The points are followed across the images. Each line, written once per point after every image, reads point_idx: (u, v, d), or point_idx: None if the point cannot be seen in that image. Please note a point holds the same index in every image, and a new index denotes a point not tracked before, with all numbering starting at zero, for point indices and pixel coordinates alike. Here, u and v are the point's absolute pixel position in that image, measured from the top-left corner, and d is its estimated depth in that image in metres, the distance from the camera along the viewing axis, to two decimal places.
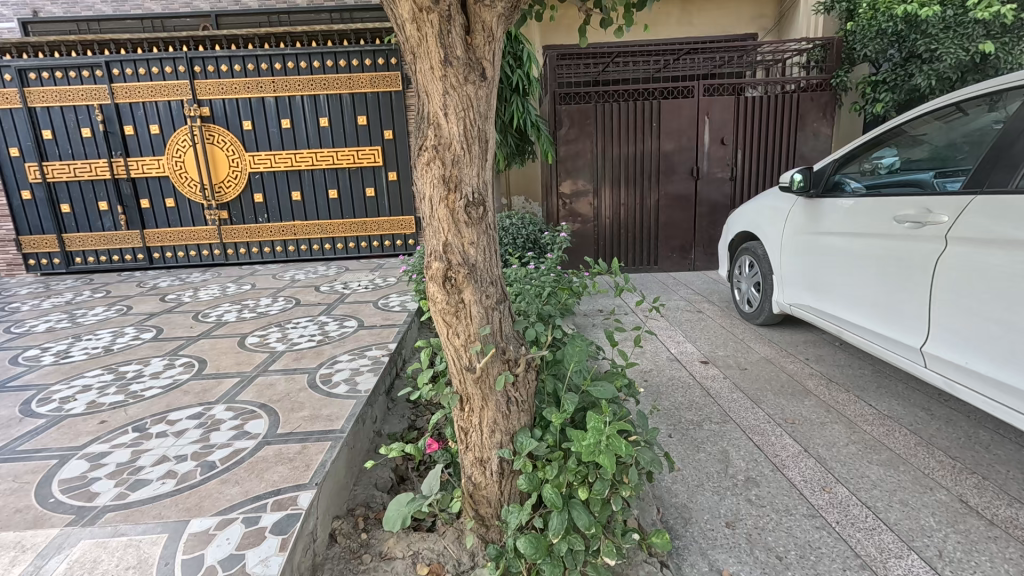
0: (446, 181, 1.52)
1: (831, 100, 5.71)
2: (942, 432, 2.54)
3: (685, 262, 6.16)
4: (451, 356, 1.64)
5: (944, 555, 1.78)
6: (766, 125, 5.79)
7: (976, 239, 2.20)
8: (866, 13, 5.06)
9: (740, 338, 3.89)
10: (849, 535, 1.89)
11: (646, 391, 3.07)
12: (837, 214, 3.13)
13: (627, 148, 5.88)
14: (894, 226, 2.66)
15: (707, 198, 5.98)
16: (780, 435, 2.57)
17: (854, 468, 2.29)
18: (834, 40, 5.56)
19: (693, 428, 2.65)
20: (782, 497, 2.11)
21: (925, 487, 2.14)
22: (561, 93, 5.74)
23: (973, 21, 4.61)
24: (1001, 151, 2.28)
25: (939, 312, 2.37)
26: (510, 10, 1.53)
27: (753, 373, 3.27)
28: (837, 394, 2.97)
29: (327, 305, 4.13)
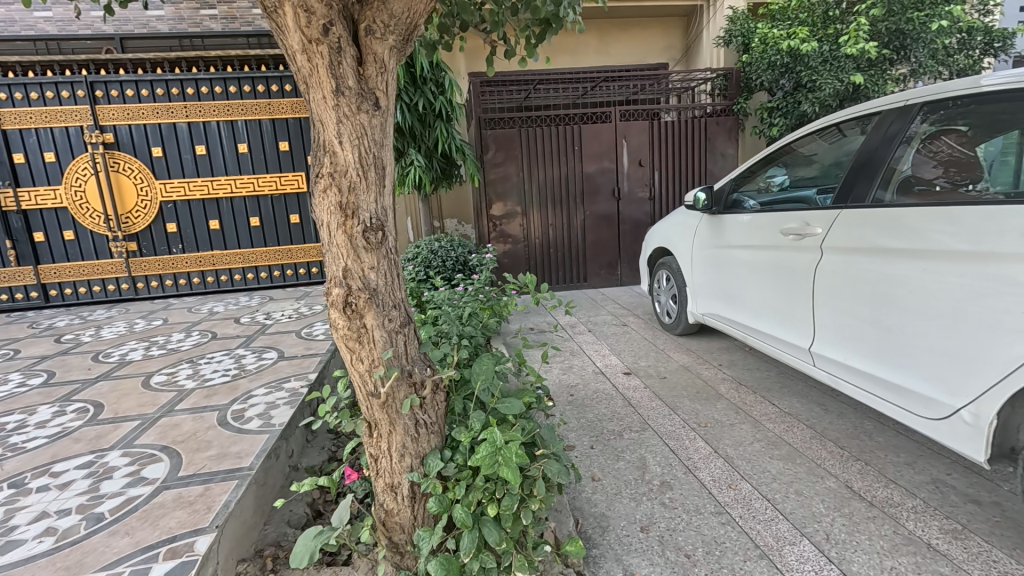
0: (343, 207, 1.54)
1: (735, 125, 6.21)
2: (833, 425, 2.78)
3: (613, 278, 6.42)
4: (357, 383, 1.64)
5: (831, 539, 1.94)
6: (678, 147, 6.21)
7: (846, 248, 2.46)
8: (758, 47, 5.57)
9: (661, 348, 4.08)
10: (750, 527, 2.02)
11: (571, 405, 3.15)
12: (735, 229, 3.39)
13: (552, 170, 6.09)
14: (781, 238, 2.92)
15: (630, 217, 6.29)
16: (693, 438, 2.72)
17: (757, 464, 2.45)
18: (734, 71, 6.08)
19: (613, 438, 2.75)
20: (692, 498, 2.22)
21: (817, 477, 2.32)
22: (486, 118, 5.90)
23: (844, 56, 5.18)
24: (861, 167, 2.58)
25: (822, 315, 2.61)
26: (401, 43, 1.60)
27: (671, 382, 3.44)
28: (745, 396, 3.18)
29: (247, 337, 3.95)
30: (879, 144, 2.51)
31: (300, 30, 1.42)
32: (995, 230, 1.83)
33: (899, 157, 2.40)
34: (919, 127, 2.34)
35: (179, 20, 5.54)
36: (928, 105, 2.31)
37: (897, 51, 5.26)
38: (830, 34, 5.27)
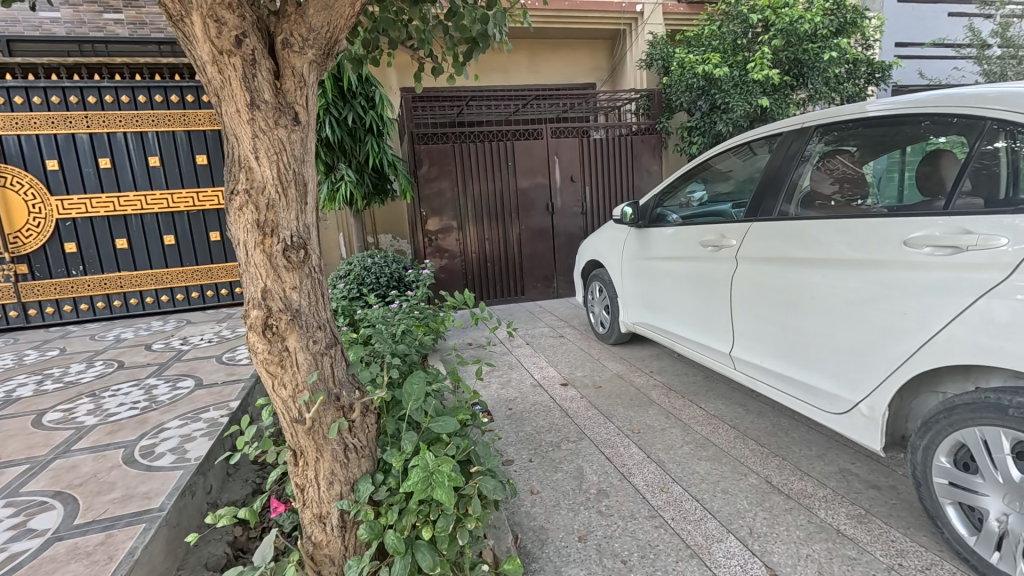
0: (261, 226, 1.47)
1: (658, 142, 6.56)
2: (754, 424, 2.96)
3: (550, 290, 6.53)
4: (280, 410, 1.56)
5: (754, 533, 2.05)
6: (607, 164, 6.46)
7: (757, 258, 2.65)
8: (677, 70, 5.95)
9: (596, 358, 4.19)
10: (681, 528, 2.11)
11: (510, 420, 3.15)
12: (660, 241, 3.56)
13: (487, 186, 6.14)
14: (701, 249, 3.10)
15: (564, 230, 6.44)
16: (627, 445, 2.80)
17: (687, 466, 2.56)
18: (656, 92, 6.45)
19: (552, 450, 2.77)
20: (628, 504, 2.28)
21: (741, 475, 2.46)
22: (418, 134, 5.87)
23: (751, 82, 5.62)
24: (768, 183, 2.78)
25: (739, 321, 2.79)
26: (322, 57, 1.56)
27: (606, 391, 3.53)
28: (675, 400, 3.33)
29: (160, 365, 3.64)
30: (782, 162, 2.73)
31: (210, 40, 1.36)
32: (881, 240, 2.05)
33: (800, 174, 2.61)
34: (815, 148, 2.57)
35: (77, 23, 5.08)
36: (822, 127, 2.55)
37: (796, 78, 5.79)
38: (739, 61, 5.72)
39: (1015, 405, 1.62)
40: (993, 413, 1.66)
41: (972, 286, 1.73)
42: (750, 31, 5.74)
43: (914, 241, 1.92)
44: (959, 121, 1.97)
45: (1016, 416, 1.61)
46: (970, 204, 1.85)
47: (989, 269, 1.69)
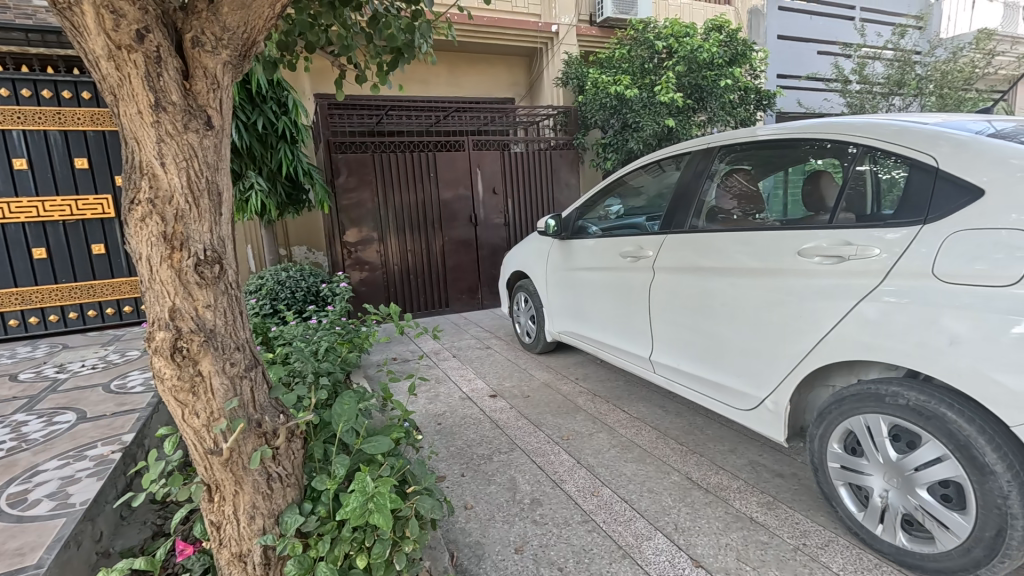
0: (168, 238, 1.33)
1: (575, 157, 6.82)
2: (674, 424, 3.14)
3: (475, 302, 6.52)
4: (191, 441, 1.43)
5: (679, 528, 2.17)
6: (528, 177, 6.61)
7: (672, 268, 2.84)
8: (591, 90, 6.26)
9: (523, 368, 4.24)
10: (613, 530, 2.17)
11: (440, 435, 3.09)
12: (582, 253, 3.69)
13: (408, 196, 6.04)
14: (620, 260, 3.26)
15: (487, 242, 6.47)
16: (557, 452, 2.85)
17: (614, 469, 2.65)
18: (572, 109, 6.72)
19: (483, 463, 2.76)
20: (561, 511, 2.32)
21: (664, 473, 2.59)
22: (335, 142, 5.66)
23: (658, 103, 6.01)
24: (678, 198, 2.98)
25: (657, 327, 2.96)
26: (238, 59, 1.46)
27: (535, 400, 3.57)
28: (600, 405, 3.44)
29: (30, 398, 3.15)
30: (690, 179, 2.94)
31: (105, 32, 1.23)
32: (777, 250, 2.27)
33: (706, 190, 2.82)
34: (719, 166, 2.80)
35: None
36: (724, 148, 2.78)
37: (697, 101, 6.24)
38: (647, 83, 6.11)
39: (891, 394, 1.85)
40: (873, 401, 1.90)
41: (852, 291, 1.97)
42: (656, 57, 6.17)
43: (805, 252, 2.15)
44: (836, 146, 2.23)
45: (891, 403, 1.84)
46: (846, 218, 2.10)
47: (865, 276, 1.94)
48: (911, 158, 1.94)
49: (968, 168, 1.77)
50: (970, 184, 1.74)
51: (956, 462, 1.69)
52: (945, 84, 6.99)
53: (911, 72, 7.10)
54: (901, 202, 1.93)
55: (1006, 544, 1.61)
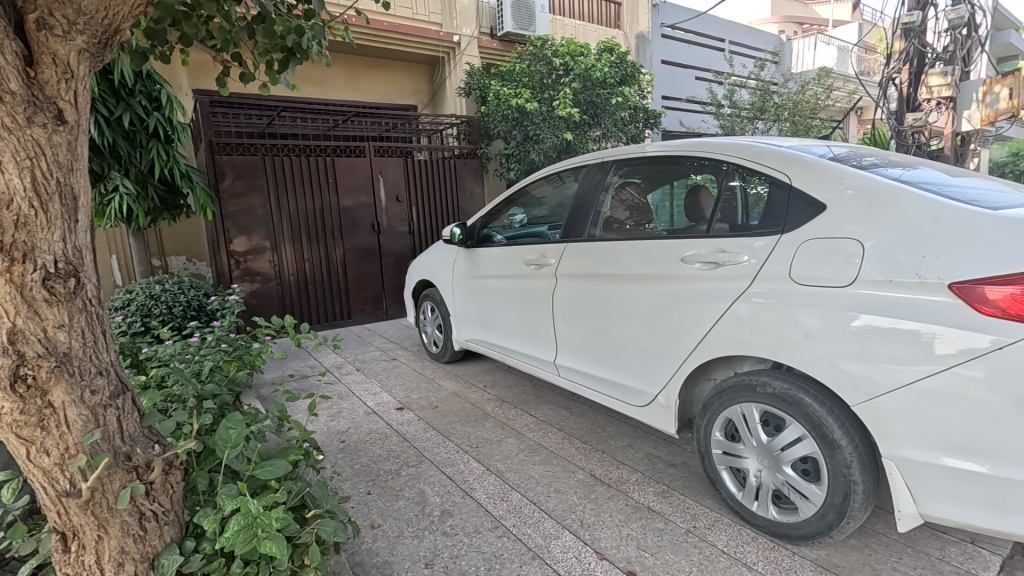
0: (6, 249, 1.14)
1: (479, 166, 6.89)
2: (578, 424, 3.27)
3: (379, 312, 6.30)
4: (40, 483, 1.23)
5: (585, 523, 2.27)
6: (432, 185, 6.56)
7: (572, 274, 2.97)
8: (493, 101, 6.40)
9: (431, 378, 4.17)
10: (522, 533, 2.21)
11: (344, 453, 2.95)
12: (488, 261, 3.74)
13: (304, 202, 5.71)
14: (525, 267, 3.35)
15: (391, 250, 6.30)
16: (467, 461, 2.84)
17: (523, 472, 2.70)
18: (475, 119, 6.78)
19: (391, 478, 2.67)
20: (472, 520, 2.31)
21: (570, 472, 2.69)
22: (219, 143, 5.22)
23: (557, 117, 6.25)
24: (577, 208, 3.13)
25: (561, 332, 3.07)
26: (97, 46, 1.31)
27: (443, 410, 3.54)
28: (508, 411, 3.50)
29: None
30: (588, 190, 3.10)
31: None
32: (665, 257, 2.47)
33: (601, 201, 2.99)
34: (612, 179, 2.99)
35: None
36: (617, 162, 2.98)
37: (592, 117, 6.55)
38: (546, 97, 6.35)
39: (761, 383, 2.09)
40: (747, 391, 2.13)
41: (727, 293, 2.20)
42: (554, 73, 6.45)
43: (688, 258, 2.36)
44: (711, 163, 2.47)
45: (761, 391, 2.08)
46: (721, 228, 2.34)
47: (737, 279, 2.18)
48: (771, 176, 2.21)
49: (814, 186, 2.05)
50: (816, 199, 2.02)
51: (812, 440, 1.95)
52: (797, 112, 8.08)
53: (770, 100, 8.10)
54: (765, 214, 2.18)
55: (850, 507, 1.88)
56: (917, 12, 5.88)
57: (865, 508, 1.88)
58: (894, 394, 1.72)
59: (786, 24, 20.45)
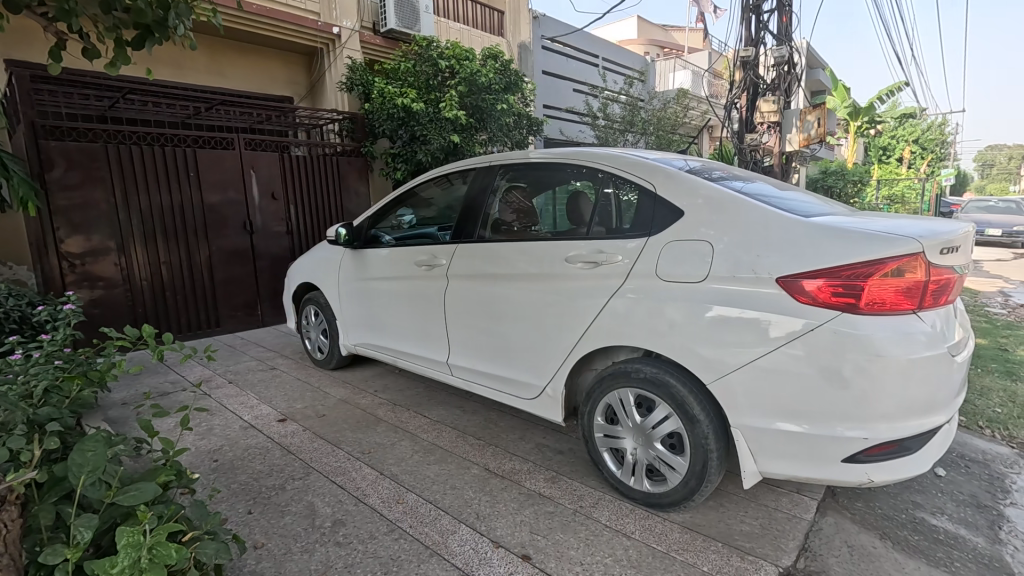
0: None
1: (364, 165, 6.67)
2: (471, 421, 3.34)
3: (253, 319, 5.80)
4: None
5: (480, 515, 2.34)
6: (312, 183, 6.21)
7: (464, 275, 3.02)
8: (378, 98, 6.26)
9: (316, 386, 3.95)
10: (419, 532, 2.22)
11: (218, 473, 2.70)
12: (376, 262, 3.65)
13: (160, 198, 5.07)
14: (415, 269, 3.34)
15: (266, 252, 5.84)
16: (359, 468, 2.76)
17: (418, 473, 2.70)
18: (358, 116, 6.53)
19: (275, 494, 2.51)
20: (366, 526, 2.26)
21: (465, 469, 2.75)
22: (45, 126, 4.44)
23: (444, 119, 6.21)
24: (467, 210, 3.19)
25: (453, 332, 3.11)
26: None
27: (331, 418, 3.38)
28: (401, 414, 3.45)
29: None
30: (477, 193, 3.17)
31: None
32: (550, 257, 2.63)
33: (490, 204, 3.09)
34: (500, 183, 3.09)
35: None
36: (504, 167, 3.10)
37: (478, 121, 6.62)
38: (432, 99, 6.31)
39: (635, 369, 2.34)
40: (623, 377, 2.37)
41: (606, 290, 2.41)
42: (440, 74, 6.46)
43: (570, 259, 2.55)
44: (589, 172, 2.69)
45: (635, 377, 2.32)
46: (599, 231, 2.54)
47: (612, 278, 2.40)
48: (640, 185, 2.47)
49: (674, 195, 2.34)
50: (677, 206, 2.30)
51: (677, 417, 2.22)
52: (661, 128, 8.99)
53: (638, 115, 8.91)
54: (635, 218, 2.43)
55: (708, 472, 2.17)
56: (752, 47, 6.87)
57: (719, 472, 2.19)
58: (739, 372, 2.03)
59: (649, 48, 22.66)
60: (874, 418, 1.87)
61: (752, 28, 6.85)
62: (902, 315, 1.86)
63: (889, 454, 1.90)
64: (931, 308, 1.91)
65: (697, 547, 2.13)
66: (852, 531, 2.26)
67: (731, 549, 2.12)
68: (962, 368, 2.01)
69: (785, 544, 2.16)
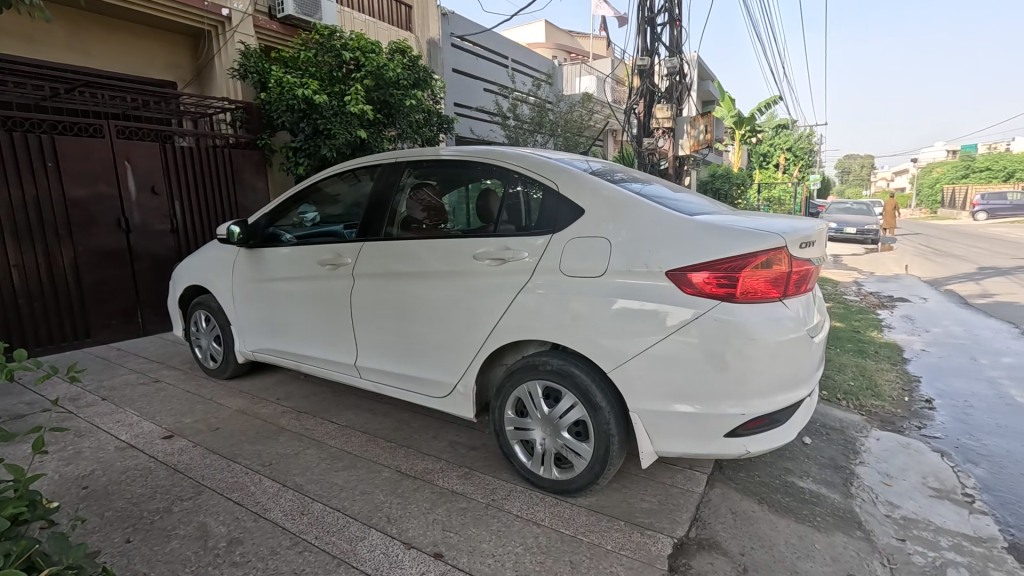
0: None
1: (261, 159, 6.24)
2: (382, 424, 3.25)
3: (131, 327, 5.20)
4: None
5: (391, 518, 2.29)
6: (200, 177, 5.70)
7: (371, 273, 2.93)
8: (275, 88, 5.86)
9: (209, 398, 3.64)
10: (326, 542, 2.13)
11: (89, 501, 2.40)
12: (275, 262, 3.44)
13: (8, 191, 4.39)
14: (319, 268, 3.19)
15: (147, 252, 5.27)
16: (258, 481, 2.59)
17: (325, 481, 2.58)
18: (253, 106, 6.09)
19: (159, 518, 2.28)
20: (267, 542, 2.13)
21: (375, 472, 2.68)
22: None
23: (349, 113, 5.94)
24: (373, 207, 3.09)
25: (361, 333, 3.01)
26: None
27: (226, 431, 3.13)
28: (306, 421, 3.28)
29: None
30: (383, 189, 3.09)
31: None
32: (458, 255, 2.63)
33: (398, 200, 3.02)
34: (407, 180, 3.04)
35: None
36: (411, 164, 3.04)
37: (387, 116, 6.43)
38: (336, 91, 6.02)
39: (542, 362, 2.42)
40: (531, 370, 2.44)
41: (513, 286, 2.46)
42: (344, 66, 6.20)
43: (478, 256, 2.57)
44: (496, 170, 2.72)
45: (542, 369, 2.40)
46: (507, 228, 2.59)
47: (519, 274, 2.46)
48: (545, 184, 2.55)
49: (576, 194, 2.44)
50: (579, 204, 2.41)
51: (581, 406, 2.32)
52: (568, 130, 9.32)
53: (546, 116, 9.16)
54: (541, 216, 2.50)
55: (610, 455, 2.29)
56: (647, 57, 7.33)
57: (620, 455, 2.32)
58: (636, 360, 2.17)
59: (557, 52, 23.50)
60: (749, 395, 2.08)
61: (647, 39, 7.31)
62: (771, 303, 2.09)
63: (762, 427, 2.14)
64: (794, 296, 2.17)
65: (602, 528, 2.24)
66: (736, 499, 2.50)
67: (632, 526, 2.26)
68: (820, 348, 2.29)
69: (680, 516, 2.34)
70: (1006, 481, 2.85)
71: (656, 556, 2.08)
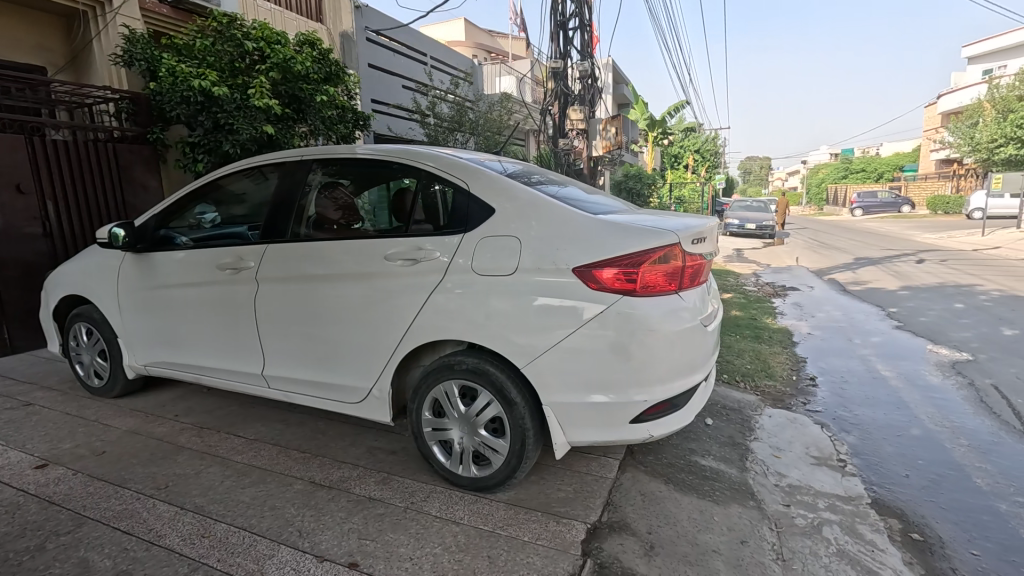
0: None
1: (152, 155, 5.71)
2: (295, 434, 3.10)
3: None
4: None
5: (303, 532, 2.20)
6: (79, 173, 5.12)
7: (277, 276, 2.78)
8: (167, 78, 5.35)
9: (93, 419, 3.28)
10: (230, 565, 2.01)
11: None
12: (168, 267, 3.16)
13: None
14: (218, 273, 2.97)
15: (13, 258, 4.65)
16: (152, 506, 2.37)
17: (230, 500, 2.43)
18: (141, 97, 5.54)
19: (31, 558, 2.03)
20: (160, 571, 1.96)
21: (286, 485, 2.55)
22: None
23: (254, 108, 5.57)
24: (279, 206, 2.93)
25: (268, 340, 2.85)
26: None
27: (114, 454, 2.85)
28: (209, 438, 3.05)
29: None
30: (289, 187, 2.94)
31: None
32: (370, 256, 2.57)
33: (306, 199, 2.88)
34: (315, 179, 2.91)
35: None
36: (320, 161, 2.92)
37: (296, 112, 6.10)
38: (238, 84, 5.61)
39: (457, 362, 2.42)
40: (446, 370, 2.44)
41: (427, 286, 2.44)
42: (246, 57, 5.80)
43: (391, 256, 2.52)
44: (409, 169, 2.68)
45: (458, 368, 2.41)
46: (420, 228, 2.56)
47: (432, 274, 2.44)
48: (457, 183, 2.55)
49: (488, 193, 2.46)
50: (491, 204, 2.43)
51: (497, 402, 2.36)
52: (488, 129, 9.37)
53: (466, 115, 9.14)
54: (454, 215, 2.50)
55: (526, 449, 2.35)
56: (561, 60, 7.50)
57: (536, 448, 2.38)
58: (547, 355, 2.24)
59: (478, 52, 23.47)
60: (651, 383, 2.22)
61: (560, 43, 7.51)
62: (669, 296, 2.23)
63: (664, 412, 2.28)
64: (690, 289, 2.32)
65: (520, 520, 2.29)
66: (645, 481, 2.65)
67: (548, 516, 2.33)
68: (713, 336, 2.48)
69: (593, 502, 2.44)
70: (871, 445, 3.26)
71: (570, 543, 2.16)
